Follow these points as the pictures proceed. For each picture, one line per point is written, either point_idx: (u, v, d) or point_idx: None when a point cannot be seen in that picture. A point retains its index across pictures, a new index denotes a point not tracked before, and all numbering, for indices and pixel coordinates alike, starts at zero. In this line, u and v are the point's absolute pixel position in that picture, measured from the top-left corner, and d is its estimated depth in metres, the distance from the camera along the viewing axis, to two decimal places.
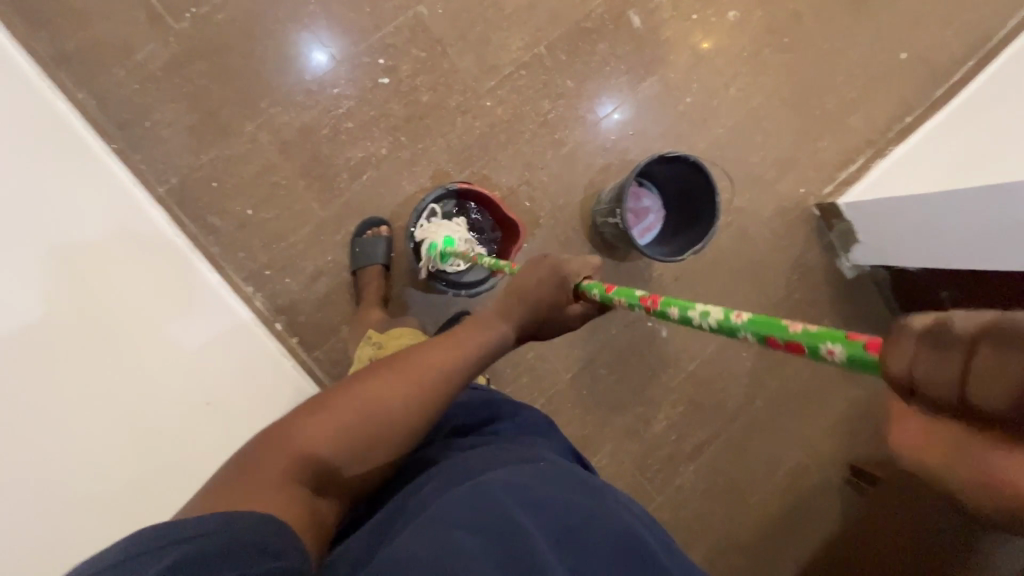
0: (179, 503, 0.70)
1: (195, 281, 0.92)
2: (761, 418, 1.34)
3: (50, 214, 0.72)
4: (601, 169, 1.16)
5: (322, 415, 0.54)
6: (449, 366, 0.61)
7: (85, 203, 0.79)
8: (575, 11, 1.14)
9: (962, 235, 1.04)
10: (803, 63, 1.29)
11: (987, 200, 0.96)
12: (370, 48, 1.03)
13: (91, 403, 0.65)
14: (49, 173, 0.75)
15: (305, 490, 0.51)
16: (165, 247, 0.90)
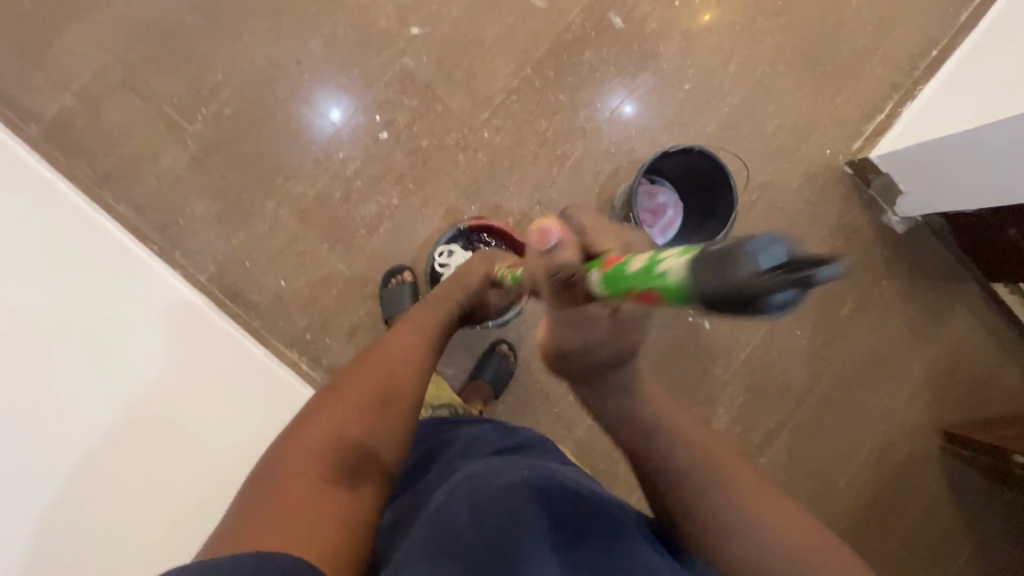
0: (197, 526, 0.77)
1: (205, 325, 0.98)
2: (829, 395, 1.28)
3: (78, 302, 0.79)
4: (610, 174, 1.15)
5: (311, 429, 0.57)
6: (411, 364, 0.68)
7: (121, 291, 0.88)
8: (555, 26, 1.14)
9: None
10: (802, 22, 1.23)
11: None
12: (367, 108, 1.08)
13: (102, 446, 0.72)
14: (82, 268, 0.84)
15: (328, 491, 0.52)
16: (192, 313, 0.97)
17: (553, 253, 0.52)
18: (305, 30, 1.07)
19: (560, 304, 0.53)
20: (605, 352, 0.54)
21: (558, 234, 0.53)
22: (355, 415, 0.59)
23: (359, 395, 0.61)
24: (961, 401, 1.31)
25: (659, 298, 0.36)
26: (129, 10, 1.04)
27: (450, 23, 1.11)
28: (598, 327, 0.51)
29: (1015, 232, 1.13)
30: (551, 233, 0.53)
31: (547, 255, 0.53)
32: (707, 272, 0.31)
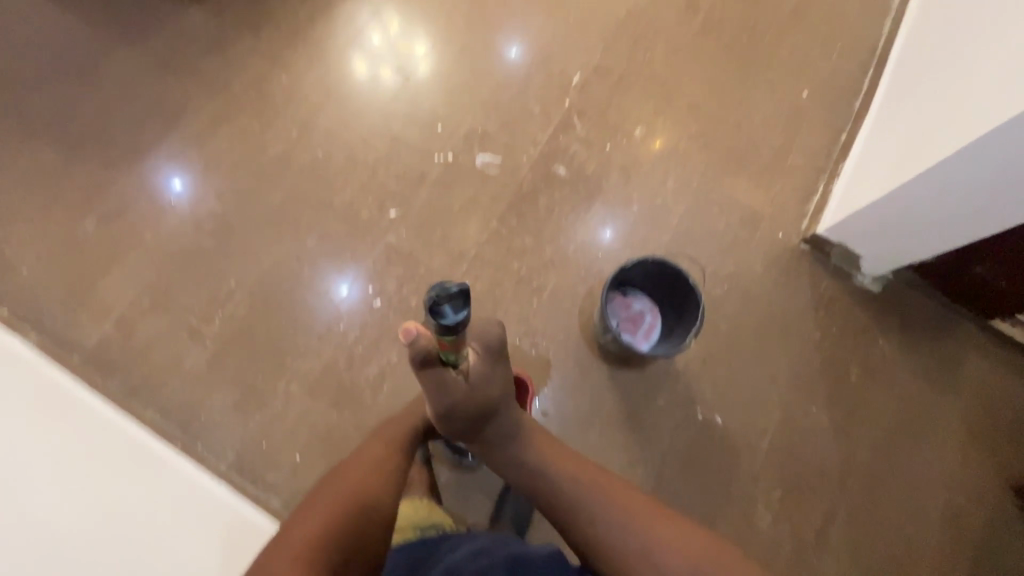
0: None
1: (220, 509, 1.01)
2: (869, 469, 1.22)
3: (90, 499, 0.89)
4: (586, 296, 1.26)
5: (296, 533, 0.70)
6: (376, 469, 0.83)
7: (136, 491, 0.95)
8: (510, 184, 1.33)
9: (953, 203, 1.03)
10: (720, 137, 1.43)
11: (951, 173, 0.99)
12: (361, 283, 1.23)
13: None
14: (101, 474, 0.93)
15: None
16: (207, 500, 1.02)
17: (418, 351, 0.62)
18: (301, 230, 1.25)
19: (426, 381, 0.68)
20: (470, 407, 0.74)
21: (418, 335, 0.61)
22: (334, 513, 0.73)
23: (333, 499, 0.76)
24: (1008, 449, 1.26)
25: (445, 337, 0.58)
26: (155, 245, 1.23)
27: (422, 199, 1.29)
28: (461, 391, 0.72)
29: (983, 270, 1.20)
30: (414, 334, 0.61)
31: (412, 356, 0.62)
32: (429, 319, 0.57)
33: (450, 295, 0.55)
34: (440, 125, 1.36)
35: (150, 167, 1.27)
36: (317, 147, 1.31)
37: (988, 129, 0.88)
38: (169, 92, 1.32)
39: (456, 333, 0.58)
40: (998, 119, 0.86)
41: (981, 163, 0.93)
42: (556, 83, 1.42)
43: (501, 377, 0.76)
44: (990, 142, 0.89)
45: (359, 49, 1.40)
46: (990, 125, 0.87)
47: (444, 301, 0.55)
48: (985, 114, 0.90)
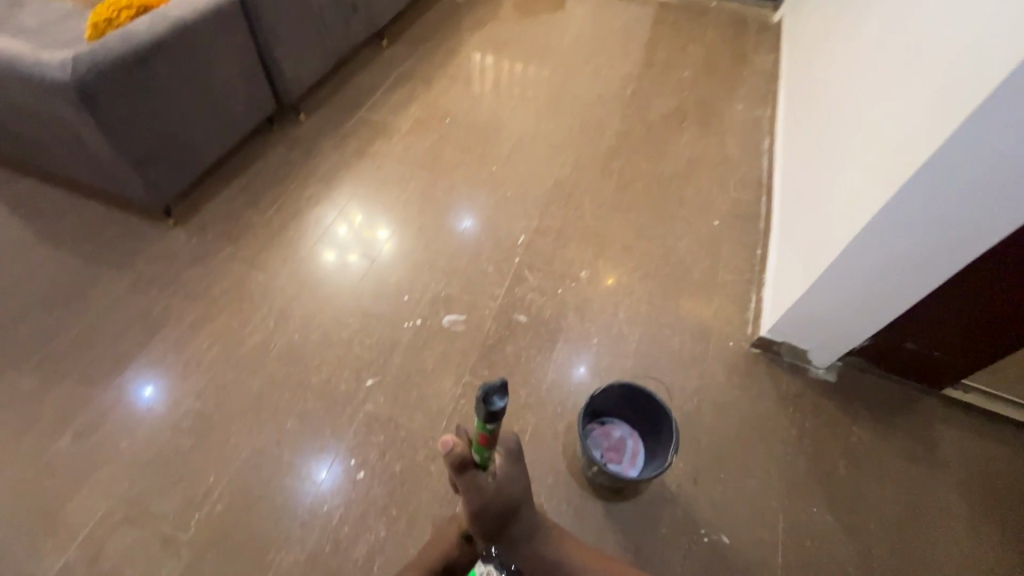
0: None
1: None
2: (891, 566, 1.17)
3: None
4: (567, 431, 1.29)
5: None
6: None
7: None
8: (477, 337, 1.42)
9: (860, 289, 1.21)
10: (655, 267, 1.62)
11: (858, 255, 1.15)
12: (343, 457, 1.22)
13: None
14: None
15: None
16: None
17: (455, 458, 0.70)
18: (280, 413, 1.27)
19: (462, 485, 0.73)
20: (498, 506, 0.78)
21: (454, 444, 0.70)
22: None
23: None
24: (1017, 517, 1.24)
25: (491, 428, 0.63)
26: (130, 453, 1.21)
27: (396, 364, 1.36)
28: (491, 491, 0.76)
29: (914, 344, 1.32)
30: (451, 444, 0.69)
31: (450, 462, 0.70)
32: (479, 411, 0.61)
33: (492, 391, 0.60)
34: (407, 295, 1.50)
35: (131, 376, 1.32)
36: (294, 331, 1.40)
37: (866, 222, 1.09)
38: (153, 305, 1.43)
39: (499, 422, 0.63)
40: (871, 214, 1.08)
41: (869, 252, 1.13)
42: (505, 246, 1.63)
43: (523, 476, 0.81)
44: (872, 233, 1.10)
45: (327, 240, 1.61)
46: (867, 219, 1.09)
47: (492, 395, 0.59)
48: (860, 214, 1.13)
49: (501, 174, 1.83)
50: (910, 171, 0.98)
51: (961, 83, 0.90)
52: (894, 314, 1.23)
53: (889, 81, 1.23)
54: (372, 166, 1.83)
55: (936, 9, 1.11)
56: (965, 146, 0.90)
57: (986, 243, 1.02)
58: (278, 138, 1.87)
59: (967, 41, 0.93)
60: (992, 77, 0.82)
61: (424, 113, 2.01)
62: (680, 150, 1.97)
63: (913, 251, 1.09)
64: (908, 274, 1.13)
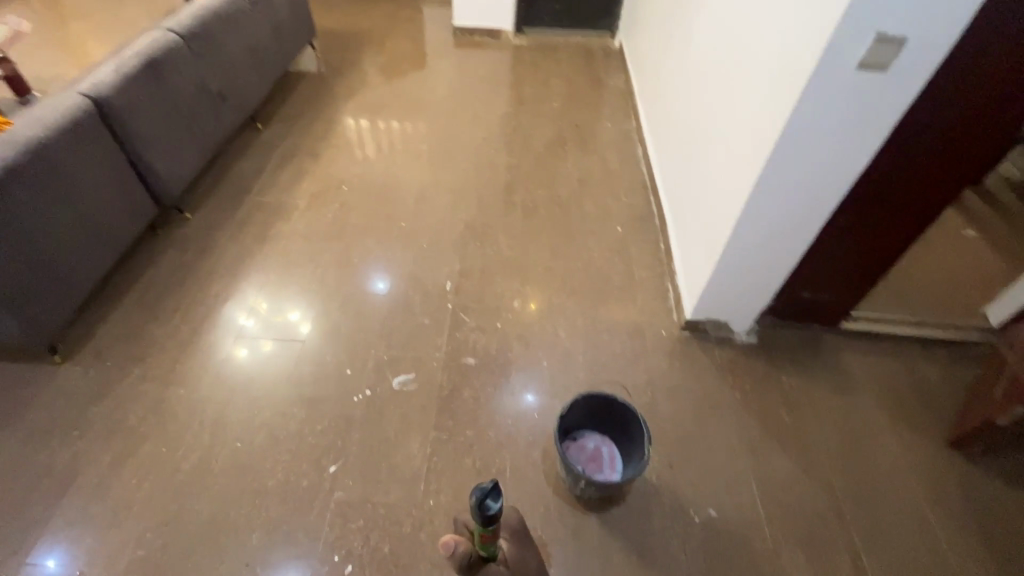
0: None
1: None
2: (851, 488, 1.31)
3: None
4: (543, 457, 1.30)
5: None
6: None
7: None
8: (432, 390, 1.41)
9: (755, 256, 1.38)
10: (579, 281, 1.72)
11: (746, 229, 1.32)
12: (323, 557, 1.12)
13: None
14: None
15: None
16: None
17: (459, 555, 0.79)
18: (242, 531, 1.15)
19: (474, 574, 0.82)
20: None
21: (456, 543, 0.80)
22: None
23: None
24: (927, 413, 1.45)
25: (486, 531, 0.71)
26: None
27: (357, 441, 1.30)
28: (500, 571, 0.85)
29: (809, 292, 1.53)
30: (454, 543, 0.80)
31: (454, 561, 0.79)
32: (475, 517, 0.70)
33: (488, 492, 0.67)
34: (348, 368, 1.45)
35: (48, 545, 1.13)
36: (235, 439, 1.29)
37: (745, 198, 1.26)
38: (57, 456, 1.25)
39: (496, 524, 0.71)
40: (747, 190, 1.24)
41: (754, 223, 1.30)
42: (434, 295, 1.64)
43: (533, 555, 0.91)
44: (752, 207, 1.26)
45: (231, 334, 1.52)
46: (745, 196, 1.25)
47: (488, 498, 0.68)
48: (739, 192, 1.30)
49: (412, 228, 1.86)
50: (768, 149, 1.15)
51: (787, 75, 1.09)
52: (787, 270, 1.42)
53: (730, 79, 1.44)
54: (278, 248, 1.76)
55: (748, 20, 1.34)
56: (802, 123, 1.09)
57: (837, 194, 1.23)
58: (166, 242, 1.75)
59: (781, 41, 1.14)
60: (807, 67, 1.02)
61: (319, 186, 1.99)
62: (569, 172, 2.13)
63: (787, 215, 1.28)
64: (788, 234, 1.32)
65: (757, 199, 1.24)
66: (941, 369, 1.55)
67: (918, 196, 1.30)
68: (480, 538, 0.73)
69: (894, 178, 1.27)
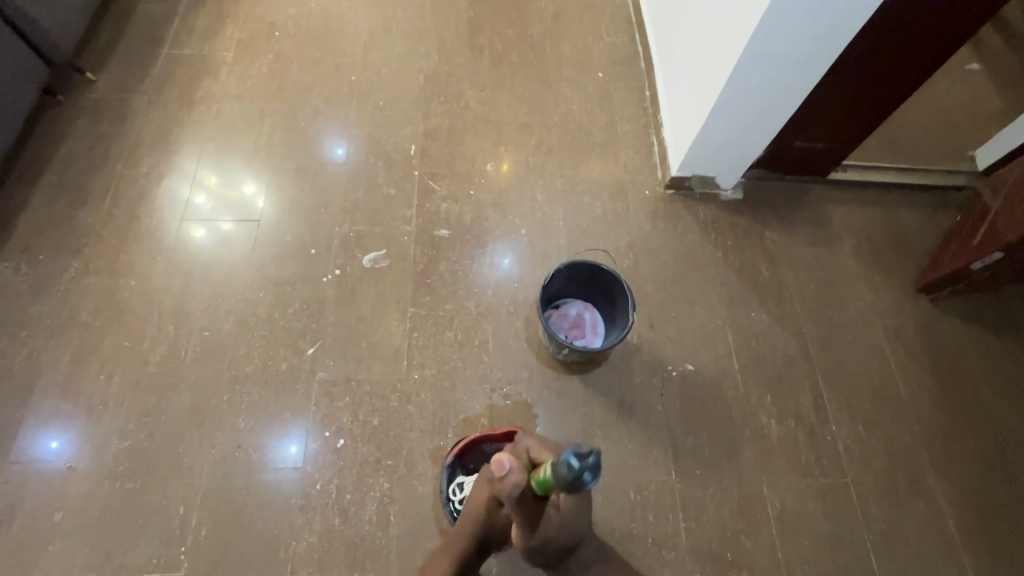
0: None
1: None
2: (822, 335, 1.35)
3: None
4: (526, 326, 1.29)
5: None
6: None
7: None
8: (406, 266, 1.33)
9: (755, 100, 1.22)
10: (557, 138, 1.56)
11: (745, 74, 1.16)
12: (315, 433, 1.14)
13: None
14: None
15: None
16: None
17: (511, 484, 0.65)
18: (228, 416, 1.15)
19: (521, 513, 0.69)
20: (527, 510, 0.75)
21: (511, 466, 0.66)
22: None
23: None
24: (903, 261, 1.46)
25: (558, 492, 0.55)
26: (70, 520, 1.05)
27: (332, 322, 1.25)
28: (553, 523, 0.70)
29: (802, 141, 1.42)
30: (507, 466, 0.66)
31: (505, 483, 0.66)
32: (553, 474, 0.53)
33: (588, 464, 0.50)
34: (312, 248, 1.34)
35: (26, 443, 1.10)
36: (201, 327, 1.23)
37: (753, 26, 1.05)
38: (11, 358, 1.17)
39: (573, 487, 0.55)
40: (756, 16, 1.03)
41: (759, 59, 1.11)
42: (398, 162, 1.48)
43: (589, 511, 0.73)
44: (760, 38, 1.07)
45: (184, 215, 1.37)
46: (753, 24, 1.05)
47: (583, 471, 0.50)
48: (745, 19, 1.09)
49: (364, 83, 1.61)
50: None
51: None
52: (783, 121, 1.29)
53: None
54: (210, 113, 1.52)
55: None
56: None
57: (859, 19, 1.04)
58: (72, 110, 1.48)
59: None
60: None
61: (246, 33, 1.67)
62: (543, 5, 1.82)
63: (791, 58, 1.12)
64: (791, 80, 1.17)
65: (759, 40, 1.07)
66: (923, 216, 1.52)
67: (950, 18, 1.11)
68: (546, 482, 0.58)
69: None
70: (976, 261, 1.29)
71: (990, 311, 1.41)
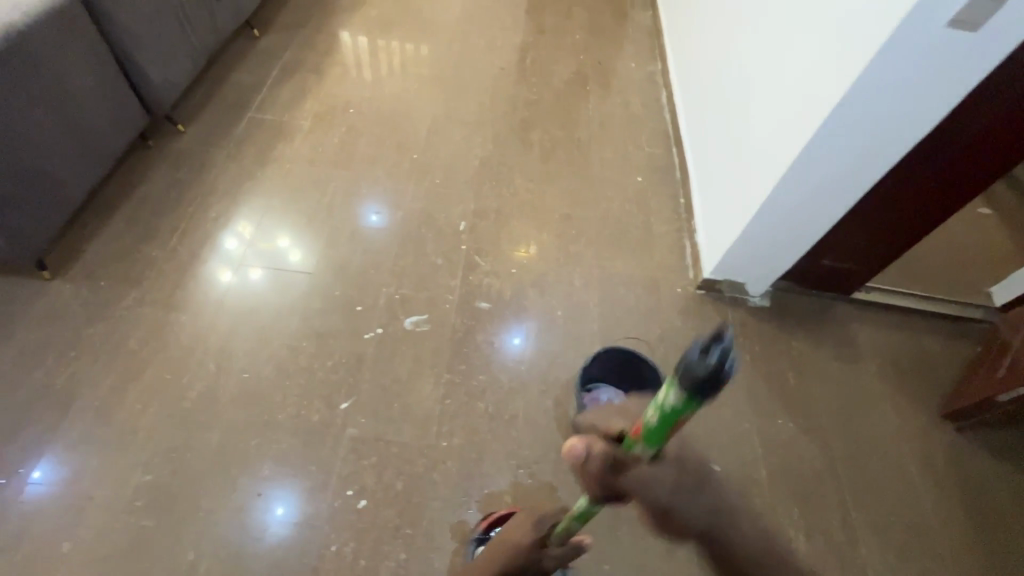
0: None
1: None
2: (848, 451, 1.35)
3: None
4: (556, 405, 1.30)
5: None
6: None
7: None
8: (445, 332, 1.38)
9: (800, 206, 1.29)
10: (597, 231, 1.67)
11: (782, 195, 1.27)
12: (337, 491, 1.12)
13: None
14: None
15: None
16: None
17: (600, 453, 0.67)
18: (253, 461, 1.14)
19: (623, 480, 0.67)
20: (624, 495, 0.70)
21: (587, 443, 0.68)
22: None
23: None
24: (926, 385, 1.49)
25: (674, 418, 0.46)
26: (78, 553, 1.02)
27: (369, 380, 1.27)
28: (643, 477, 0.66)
29: (830, 261, 1.51)
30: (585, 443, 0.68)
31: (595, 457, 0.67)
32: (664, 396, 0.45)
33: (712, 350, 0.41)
34: (358, 305, 1.40)
35: (48, 465, 1.10)
36: (242, 368, 1.25)
37: (813, 129, 1.12)
38: (54, 378, 1.20)
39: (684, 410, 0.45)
40: (817, 120, 1.11)
41: (811, 167, 1.19)
42: (447, 234, 1.58)
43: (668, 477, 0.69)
44: (823, 137, 1.12)
45: (209, 256, 1.44)
46: (807, 134, 1.14)
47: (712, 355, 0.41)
48: (802, 123, 1.16)
49: (424, 161, 1.75)
50: (862, 60, 0.99)
51: (849, 42, 1.03)
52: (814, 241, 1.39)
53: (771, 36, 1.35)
54: (281, 172, 1.65)
55: None
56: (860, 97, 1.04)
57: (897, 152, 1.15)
58: (158, 155, 1.62)
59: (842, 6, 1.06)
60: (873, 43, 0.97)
61: (323, 107, 1.85)
62: (590, 113, 2.02)
63: (825, 186, 1.24)
64: (823, 206, 1.29)
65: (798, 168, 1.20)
66: (943, 343, 1.57)
67: (976, 157, 1.22)
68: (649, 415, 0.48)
69: (955, 137, 1.20)
70: (1001, 393, 1.31)
71: (1015, 445, 1.41)
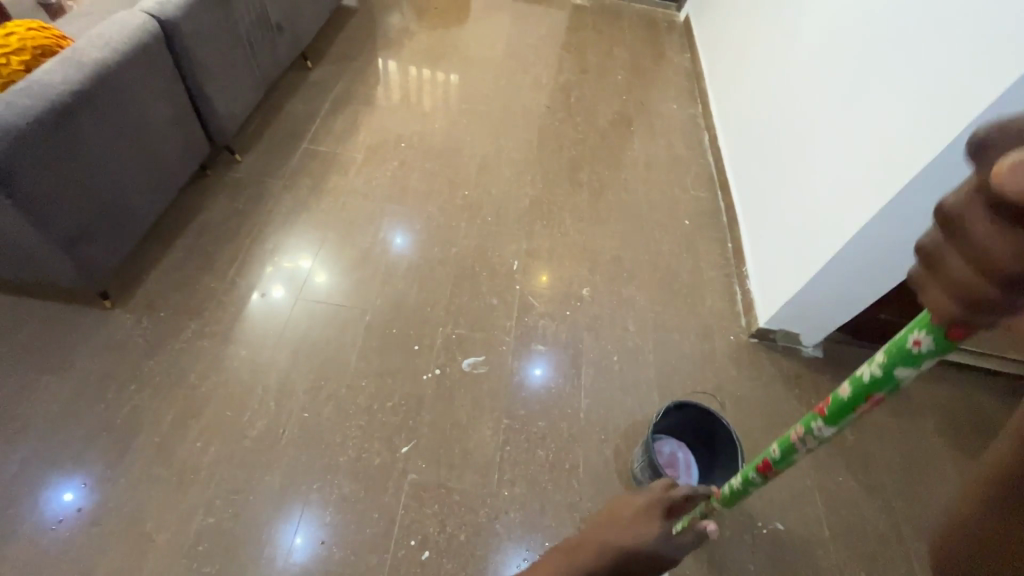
0: None
1: None
2: (911, 512, 1.32)
3: None
4: (616, 456, 1.28)
5: None
6: None
7: None
8: (502, 376, 1.37)
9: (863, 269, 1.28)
10: (648, 274, 1.67)
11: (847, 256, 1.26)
12: (399, 540, 1.10)
13: None
14: None
15: None
16: None
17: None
18: (315, 507, 1.12)
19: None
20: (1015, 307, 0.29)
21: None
22: None
23: None
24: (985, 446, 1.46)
25: None
26: None
27: (428, 423, 1.26)
28: None
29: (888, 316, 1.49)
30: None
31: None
32: None
33: None
34: (416, 344, 1.39)
35: (108, 504, 1.07)
36: (302, 407, 1.24)
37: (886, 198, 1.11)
38: (115, 412, 1.18)
39: None
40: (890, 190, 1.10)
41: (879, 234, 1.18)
42: (501, 273, 1.58)
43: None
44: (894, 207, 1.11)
45: (266, 289, 1.43)
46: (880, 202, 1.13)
47: None
48: (873, 190, 1.15)
49: (475, 198, 1.77)
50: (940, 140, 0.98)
51: (928, 117, 1.02)
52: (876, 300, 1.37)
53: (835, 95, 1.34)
54: (336, 205, 1.66)
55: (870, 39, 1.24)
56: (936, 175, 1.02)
57: None
58: (216, 185, 1.63)
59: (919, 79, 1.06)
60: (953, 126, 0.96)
61: (375, 140, 1.87)
62: (636, 154, 2.04)
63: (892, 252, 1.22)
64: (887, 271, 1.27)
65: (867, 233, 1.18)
66: (999, 402, 1.55)
67: None
68: None
69: None
70: None
71: None
